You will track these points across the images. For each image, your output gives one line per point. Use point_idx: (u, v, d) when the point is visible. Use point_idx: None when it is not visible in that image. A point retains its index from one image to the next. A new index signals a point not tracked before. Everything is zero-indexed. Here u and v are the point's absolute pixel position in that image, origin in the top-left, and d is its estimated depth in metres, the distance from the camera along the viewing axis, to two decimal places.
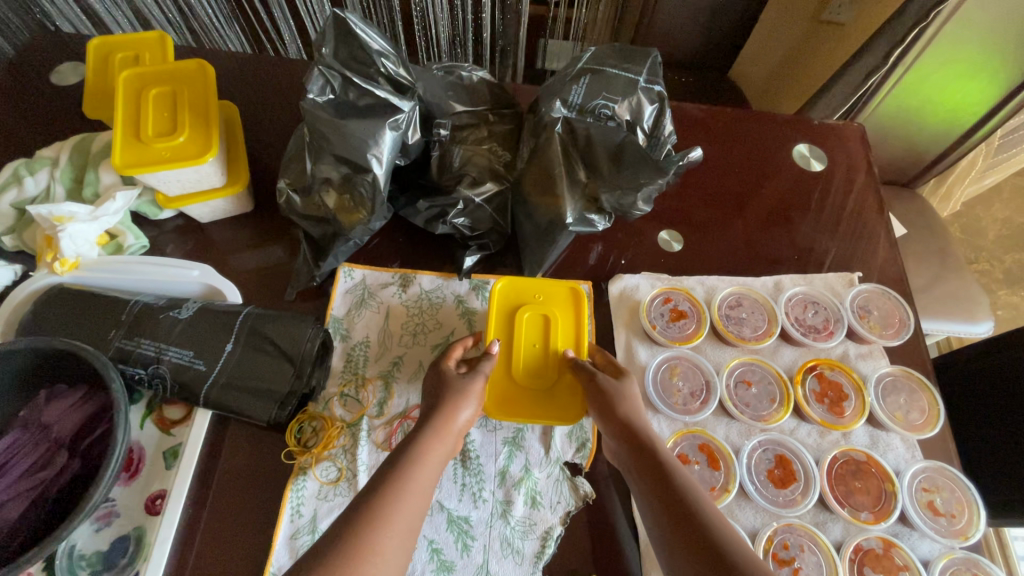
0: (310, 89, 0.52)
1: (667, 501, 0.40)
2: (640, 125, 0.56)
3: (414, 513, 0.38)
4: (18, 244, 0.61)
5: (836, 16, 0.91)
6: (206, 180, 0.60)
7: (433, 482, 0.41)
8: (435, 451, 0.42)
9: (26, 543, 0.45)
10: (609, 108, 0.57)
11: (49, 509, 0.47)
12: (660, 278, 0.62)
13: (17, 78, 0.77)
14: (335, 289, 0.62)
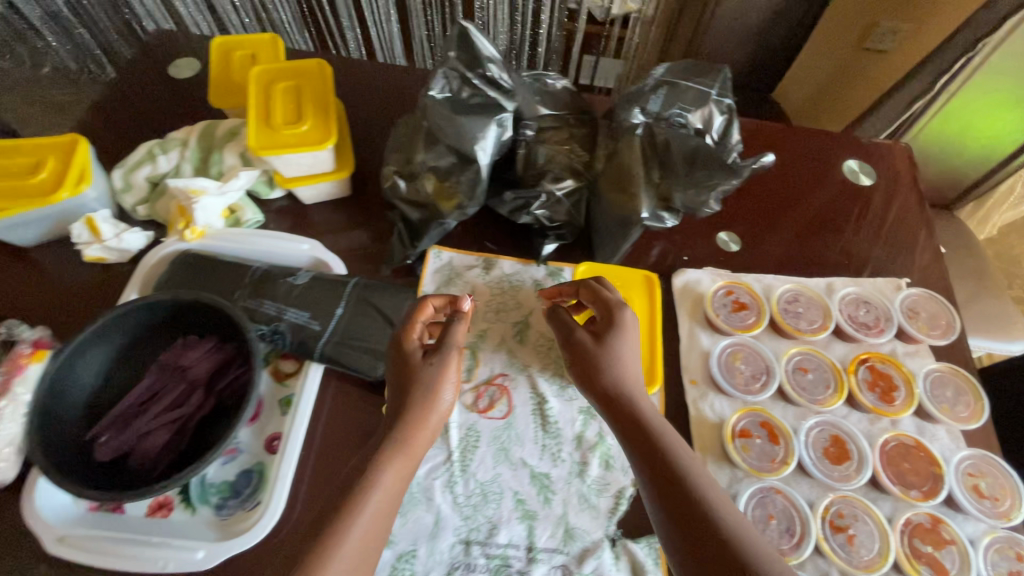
0: (432, 86, 0.59)
1: (648, 456, 0.48)
2: (709, 133, 0.64)
3: (387, 504, 0.45)
4: (151, 215, 0.70)
5: (880, 45, 0.98)
6: (320, 165, 0.67)
7: (394, 494, 0.46)
8: (395, 466, 0.47)
9: (173, 467, 0.53)
10: (683, 116, 0.65)
11: (191, 440, 0.55)
12: (721, 273, 0.68)
13: (140, 70, 0.86)
14: (426, 268, 0.69)
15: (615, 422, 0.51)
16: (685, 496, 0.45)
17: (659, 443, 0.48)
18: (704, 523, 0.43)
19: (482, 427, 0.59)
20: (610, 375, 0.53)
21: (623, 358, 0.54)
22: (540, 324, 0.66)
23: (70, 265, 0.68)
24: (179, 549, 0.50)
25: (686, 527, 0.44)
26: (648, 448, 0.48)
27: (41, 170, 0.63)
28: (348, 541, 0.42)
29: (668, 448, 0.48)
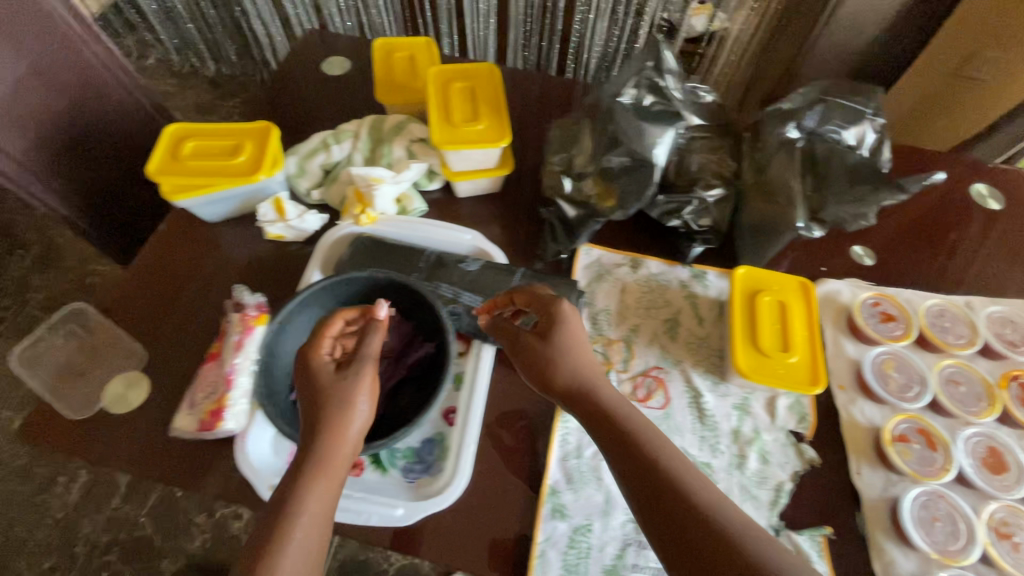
0: (622, 93, 0.62)
1: (624, 450, 0.46)
2: (864, 149, 0.67)
3: (324, 512, 0.44)
4: (324, 199, 0.75)
5: (976, 73, 0.92)
6: (486, 161, 0.72)
7: (331, 497, 0.45)
8: (325, 472, 0.45)
9: (367, 432, 0.58)
10: (838, 133, 0.68)
11: (381, 408, 0.60)
12: (863, 285, 0.70)
13: (297, 66, 0.94)
14: (577, 263, 0.72)
15: (585, 418, 0.50)
16: (665, 482, 0.44)
17: (628, 434, 0.47)
18: (684, 507, 0.42)
19: (643, 415, 0.62)
20: (568, 374, 0.52)
21: (575, 353, 0.52)
22: (689, 322, 0.69)
23: (250, 242, 0.73)
24: (381, 504, 0.55)
25: (662, 517, 0.42)
26: (621, 443, 0.47)
27: (241, 154, 0.68)
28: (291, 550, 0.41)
29: (641, 440, 0.46)
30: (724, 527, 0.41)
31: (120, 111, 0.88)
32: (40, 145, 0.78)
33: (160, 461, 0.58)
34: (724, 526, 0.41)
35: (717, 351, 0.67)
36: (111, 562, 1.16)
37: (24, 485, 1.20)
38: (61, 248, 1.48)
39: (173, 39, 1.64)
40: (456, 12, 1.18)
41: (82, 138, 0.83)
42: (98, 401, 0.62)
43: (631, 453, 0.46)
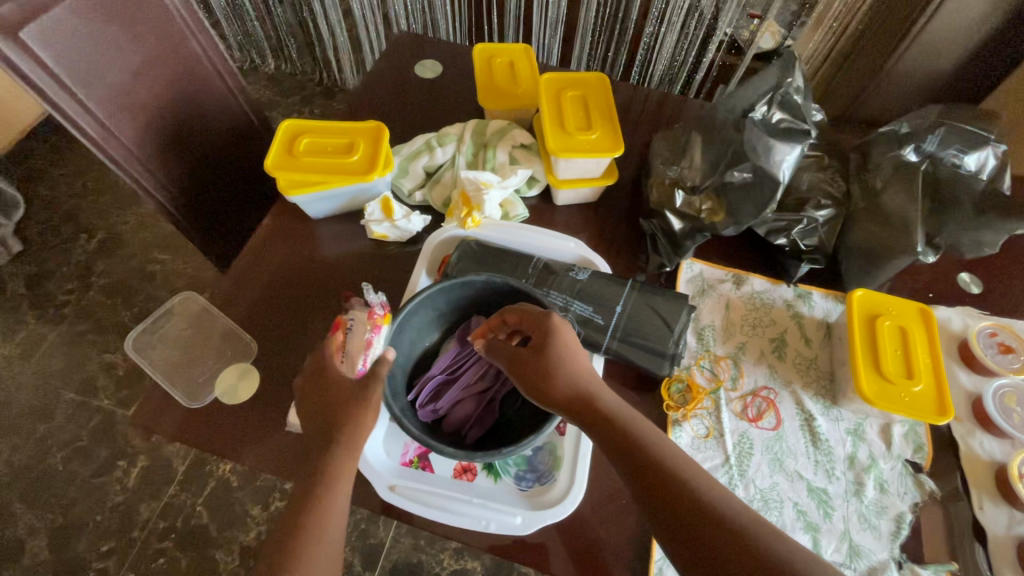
0: (754, 109, 0.61)
1: (633, 459, 0.45)
2: (985, 177, 0.62)
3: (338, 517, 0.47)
4: (426, 200, 0.77)
5: None
6: (594, 170, 0.72)
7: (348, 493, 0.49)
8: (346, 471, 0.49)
9: (483, 437, 0.58)
10: (958, 157, 0.63)
11: (496, 414, 0.60)
12: (973, 315, 0.69)
13: (390, 70, 0.96)
14: (679, 277, 0.72)
15: (585, 427, 0.48)
16: (679, 491, 0.43)
17: (632, 439, 0.46)
18: (695, 506, 0.42)
19: (754, 435, 0.61)
20: (566, 387, 0.50)
21: (571, 363, 0.51)
22: (796, 343, 0.68)
23: (355, 244, 0.76)
24: (499, 511, 0.55)
25: (675, 519, 0.42)
26: (620, 450, 0.46)
27: (355, 152, 0.70)
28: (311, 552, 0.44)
29: (642, 443, 0.46)
30: (743, 524, 0.41)
31: (218, 106, 0.90)
32: (149, 136, 0.79)
33: (277, 455, 0.60)
34: (738, 524, 0.41)
35: (825, 374, 0.66)
36: (167, 548, 1.14)
37: (86, 466, 1.20)
38: (121, 234, 1.48)
39: (238, 35, 1.66)
40: (531, 19, 1.18)
41: (184, 130, 0.85)
42: (211, 390, 0.65)
43: (637, 458, 0.45)
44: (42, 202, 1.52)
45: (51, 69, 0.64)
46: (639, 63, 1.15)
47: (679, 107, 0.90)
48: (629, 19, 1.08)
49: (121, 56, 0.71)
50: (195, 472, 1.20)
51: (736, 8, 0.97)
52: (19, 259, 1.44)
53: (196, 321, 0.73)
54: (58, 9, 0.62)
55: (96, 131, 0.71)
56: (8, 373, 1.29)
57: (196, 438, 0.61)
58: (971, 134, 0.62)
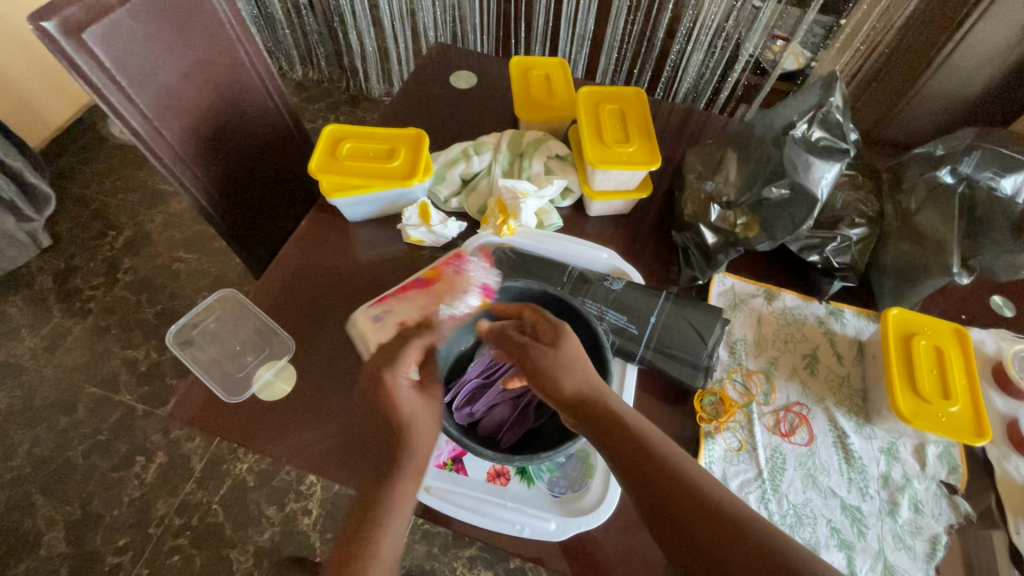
0: (795, 126, 0.62)
1: (638, 458, 0.46)
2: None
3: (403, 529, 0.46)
4: (461, 207, 0.79)
5: None
6: (629, 183, 0.74)
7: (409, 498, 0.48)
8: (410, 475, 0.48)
9: (518, 442, 0.59)
10: (995, 180, 0.63)
11: (532, 419, 0.60)
12: (1007, 338, 0.68)
13: (426, 80, 0.98)
14: (712, 290, 0.73)
15: (590, 424, 0.49)
16: (683, 490, 0.45)
17: (639, 441, 0.47)
18: (702, 508, 0.44)
19: (787, 450, 0.61)
20: (575, 388, 0.50)
21: (581, 365, 0.51)
22: (828, 360, 0.68)
23: (390, 248, 0.78)
24: (533, 517, 0.55)
25: (682, 520, 0.44)
26: (627, 453, 0.47)
27: (396, 158, 0.74)
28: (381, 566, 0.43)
29: (650, 446, 0.47)
30: (750, 527, 0.42)
31: (259, 110, 0.93)
32: (193, 137, 0.81)
33: (312, 451, 0.60)
34: (744, 527, 0.43)
35: (858, 392, 0.66)
36: (182, 546, 1.13)
37: (105, 460, 1.20)
38: (149, 232, 1.51)
39: (269, 41, 1.70)
40: (559, 35, 1.21)
41: (226, 132, 0.87)
42: (249, 385, 0.65)
43: (643, 460, 0.46)
44: (73, 199, 1.55)
45: (108, 68, 0.66)
46: (664, 80, 1.16)
47: (709, 124, 0.91)
48: (656, 37, 1.10)
49: (172, 59, 0.74)
50: (213, 471, 1.20)
51: (762, 31, 0.97)
52: (49, 254, 1.46)
53: (234, 318, 0.74)
54: (119, 11, 0.65)
55: (145, 130, 0.73)
56: (33, 365, 1.31)
57: (235, 432, 0.62)
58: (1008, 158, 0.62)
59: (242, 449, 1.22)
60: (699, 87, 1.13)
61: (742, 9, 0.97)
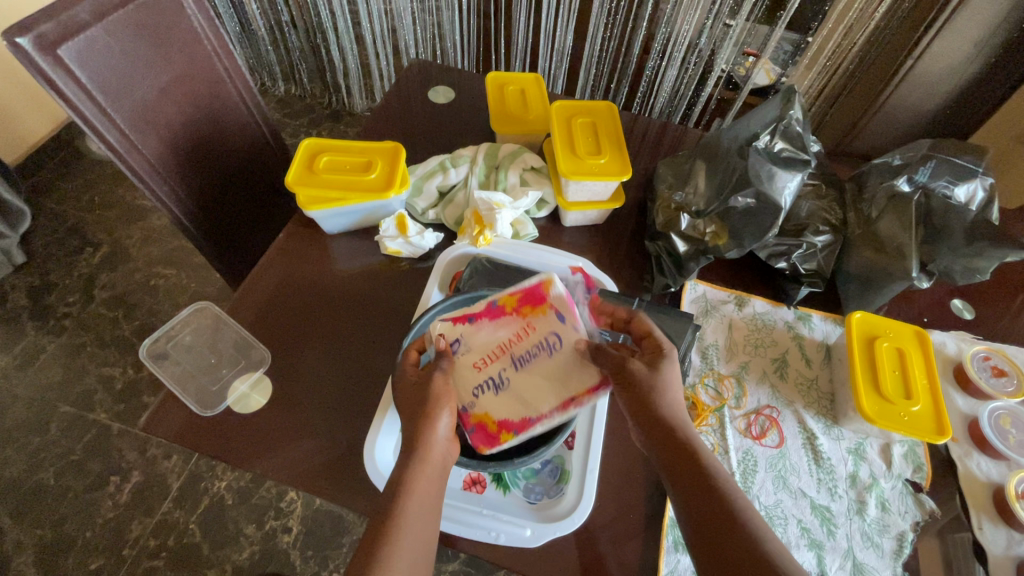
0: (758, 139, 0.65)
1: (702, 487, 0.46)
2: (974, 207, 0.65)
3: (431, 500, 0.47)
4: (439, 219, 0.80)
5: None
6: (602, 194, 0.76)
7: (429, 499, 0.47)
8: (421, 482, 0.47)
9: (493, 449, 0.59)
10: (949, 189, 0.66)
11: None
12: (965, 340, 0.71)
13: (406, 95, 1.00)
14: (684, 297, 0.75)
15: (660, 444, 0.49)
16: (739, 529, 0.44)
17: (706, 475, 0.46)
18: (748, 552, 0.42)
19: (758, 453, 0.63)
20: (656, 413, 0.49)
21: (669, 391, 0.50)
22: (797, 363, 0.70)
23: (369, 260, 0.78)
24: (509, 524, 0.56)
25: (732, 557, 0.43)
26: (694, 486, 0.46)
27: (373, 170, 0.75)
28: (405, 533, 0.44)
29: (715, 480, 0.46)
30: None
31: (238, 124, 0.93)
32: (171, 151, 0.81)
33: (290, 464, 0.60)
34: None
35: (826, 394, 0.68)
36: (157, 568, 1.10)
37: (78, 481, 1.17)
38: (127, 248, 1.49)
39: (250, 58, 1.71)
40: (536, 53, 1.23)
41: (203, 146, 0.87)
42: (224, 398, 0.65)
43: (705, 494, 0.46)
44: (49, 215, 1.53)
45: (84, 83, 0.66)
46: (640, 95, 1.19)
47: (681, 137, 0.94)
48: (631, 53, 1.13)
49: (149, 74, 0.74)
50: (190, 489, 1.17)
51: (732, 47, 0.99)
52: (23, 271, 1.44)
53: (210, 332, 0.74)
54: (95, 27, 0.65)
55: (121, 144, 0.73)
56: (4, 385, 1.28)
57: (209, 446, 0.61)
58: (959, 168, 0.65)
59: (220, 467, 1.19)
60: (674, 102, 1.15)
61: (713, 27, 0.99)
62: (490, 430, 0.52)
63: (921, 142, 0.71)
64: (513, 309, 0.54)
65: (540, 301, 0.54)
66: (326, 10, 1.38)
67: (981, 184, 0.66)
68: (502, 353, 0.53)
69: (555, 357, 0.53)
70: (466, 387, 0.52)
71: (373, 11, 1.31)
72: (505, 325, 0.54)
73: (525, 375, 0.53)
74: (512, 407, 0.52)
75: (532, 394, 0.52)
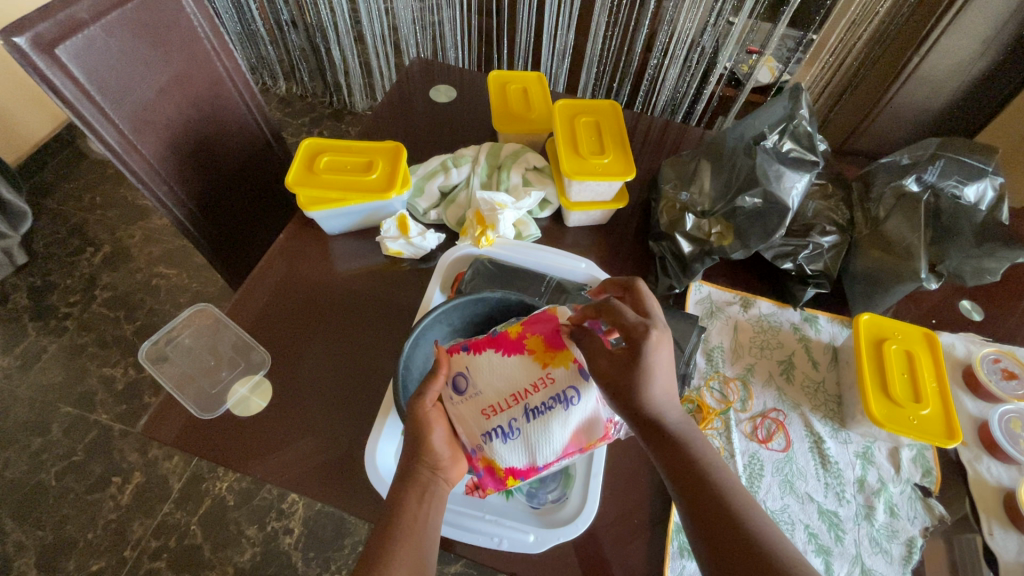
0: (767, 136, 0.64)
1: (691, 474, 0.45)
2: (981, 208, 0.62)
3: (431, 521, 0.46)
4: (440, 219, 0.80)
5: None
6: (606, 194, 0.75)
7: (426, 530, 0.46)
8: (415, 511, 0.46)
9: None
10: (958, 190, 0.64)
11: None
12: (975, 343, 0.70)
13: (408, 94, 0.99)
14: (689, 298, 0.74)
15: (645, 433, 0.47)
16: (726, 516, 0.43)
17: (690, 458, 0.45)
18: (737, 540, 0.42)
19: (764, 457, 0.62)
20: (642, 397, 0.46)
21: (658, 375, 0.46)
22: (804, 366, 0.69)
23: (369, 261, 0.78)
24: (512, 529, 0.55)
25: (715, 544, 0.42)
26: (682, 474, 0.45)
27: (374, 170, 0.75)
28: (404, 547, 0.44)
29: (701, 466, 0.45)
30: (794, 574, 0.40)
31: (238, 124, 0.93)
32: (170, 152, 0.80)
33: (288, 467, 0.59)
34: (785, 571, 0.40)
35: (833, 398, 0.67)
36: (158, 570, 1.09)
37: (79, 483, 1.17)
38: (127, 248, 1.49)
39: (251, 57, 1.70)
40: (538, 53, 1.22)
41: (202, 146, 0.86)
42: (223, 401, 0.64)
43: (694, 481, 0.45)
44: (51, 215, 1.53)
45: (83, 84, 0.65)
46: (643, 93, 1.17)
47: (685, 136, 0.93)
48: (634, 52, 1.11)
49: (148, 73, 0.74)
50: (191, 491, 1.17)
51: (735, 44, 0.98)
52: (24, 271, 1.43)
53: (208, 333, 0.73)
54: (93, 27, 0.65)
55: (120, 145, 0.72)
56: (6, 386, 1.27)
57: (210, 450, 0.60)
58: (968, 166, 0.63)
59: (221, 468, 1.19)
60: (677, 101, 1.14)
61: (717, 24, 0.97)
62: (499, 476, 0.50)
63: (931, 140, 0.69)
64: (530, 347, 0.50)
65: (560, 348, 0.50)
66: (327, 9, 1.37)
67: (990, 184, 0.63)
68: (514, 402, 0.49)
69: (572, 411, 0.48)
70: (472, 431, 0.49)
71: (373, 10, 1.31)
72: (520, 370, 0.49)
73: (538, 425, 0.48)
74: (519, 457, 0.49)
75: (544, 446, 0.49)
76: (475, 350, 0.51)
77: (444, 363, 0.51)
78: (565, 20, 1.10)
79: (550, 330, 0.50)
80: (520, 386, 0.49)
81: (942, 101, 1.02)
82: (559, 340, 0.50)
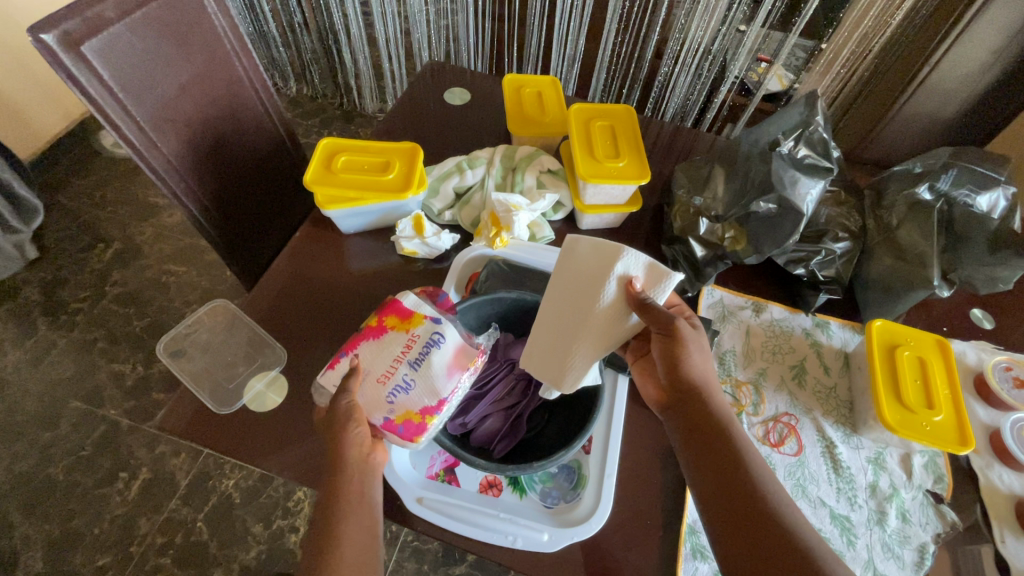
0: (782, 142, 0.65)
1: (718, 452, 0.50)
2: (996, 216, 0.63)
3: (372, 501, 0.49)
4: (454, 219, 0.81)
5: None
6: (619, 197, 0.76)
7: (361, 502, 0.48)
8: (350, 488, 0.48)
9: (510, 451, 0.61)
10: (971, 198, 0.65)
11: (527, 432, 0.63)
12: (987, 351, 0.70)
13: (422, 96, 1.00)
14: (701, 302, 0.74)
15: (688, 411, 0.53)
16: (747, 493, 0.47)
17: (720, 438, 0.51)
18: (754, 512, 0.46)
19: (777, 460, 0.62)
20: (688, 376, 0.54)
21: (700, 362, 0.54)
22: (815, 371, 0.69)
23: (383, 261, 0.78)
24: (526, 527, 0.55)
25: (733, 513, 0.47)
26: (713, 453, 0.50)
27: (391, 170, 0.75)
28: (348, 522, 0.46)
29: (732, 448, 0.50)
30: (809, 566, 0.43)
31: (255, 123, 0.93)
32: (188, 149, 0.81)
33: (300, 461, 0.60)
34: (805, 565, 0.43)
35: (845, 403, 0.67)
36: (164, 566, 1.09)
37: (87, 477, 1.17)
38: (138, 245, 1.50)
39: (263, 58, 1.71)
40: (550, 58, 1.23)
41: (219, 144, 0.87)
42: (239, 396, 0.65)
43: (724, 459, 0.50)
44: (62, 211, 1.54)
45: (107, 81, 0.66)
46: (654, 100, 1.18)
47: (696, 141, 0.94)
48: (645, 59, 1.12)
49: (169, 71, 0.74)
50: (198, 487, 1.17)
51: (747, 54, 0.98)
52: (35, 266, 1.45)
53: (223, 330, 0.74)
54: (118, 25, 0.66)
55: (140, 140, 0.73)
56: (14, 380, 1.28)
57: (224, 445, 0.61)
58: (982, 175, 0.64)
59: (228, 465, 1.19)
60: (687, 107, 1.14)
61: (728, 33, 0.98)
62: (416, 423, 0.53)
63: (942, 148, 0.70)
64: (393, 326, 0.56)
65: (410, 314, 0.56)
66: (340, 12, 1.38)
67: (1003, 193, 0.64)
68: (397, 365, 0.54)
69: (442, 348, 0.54)
70: (375, 405, 0.53)
71: (386, 13, 1.32)
72: (389, 345, 0.55)
73: (429, 369, 0.53)
74: (425, 397, 0.53)
75: (440, 381, 0.53)
76: (351, 349, 0.56)
77: (330, 374, 0.55)
78: (578, 26, 1.11)
79: (395, 306, 0.57)
80: (404, 350, 0.54)
81: (952, 111, 1.03)
82: (407, 309, 0.56)
